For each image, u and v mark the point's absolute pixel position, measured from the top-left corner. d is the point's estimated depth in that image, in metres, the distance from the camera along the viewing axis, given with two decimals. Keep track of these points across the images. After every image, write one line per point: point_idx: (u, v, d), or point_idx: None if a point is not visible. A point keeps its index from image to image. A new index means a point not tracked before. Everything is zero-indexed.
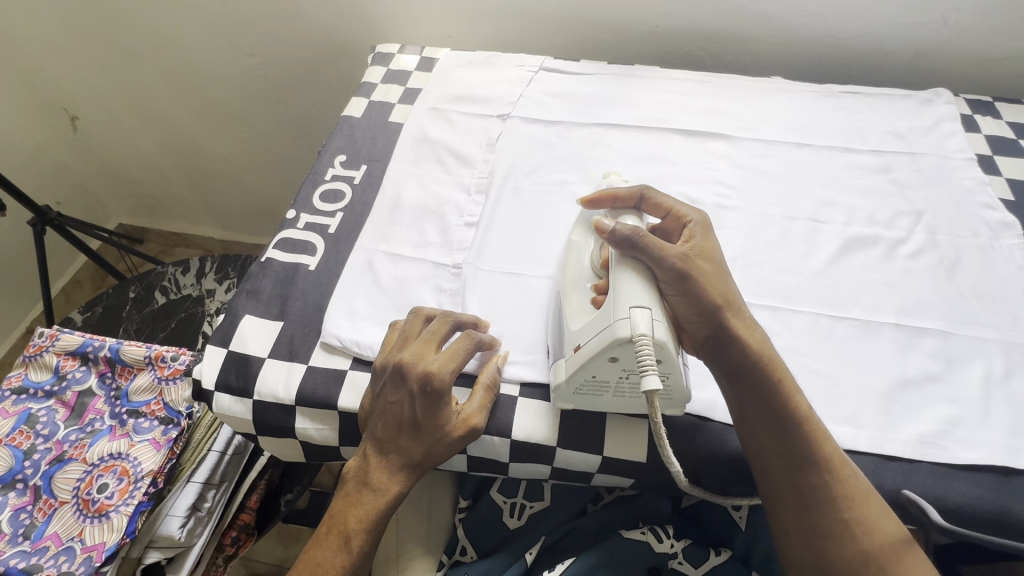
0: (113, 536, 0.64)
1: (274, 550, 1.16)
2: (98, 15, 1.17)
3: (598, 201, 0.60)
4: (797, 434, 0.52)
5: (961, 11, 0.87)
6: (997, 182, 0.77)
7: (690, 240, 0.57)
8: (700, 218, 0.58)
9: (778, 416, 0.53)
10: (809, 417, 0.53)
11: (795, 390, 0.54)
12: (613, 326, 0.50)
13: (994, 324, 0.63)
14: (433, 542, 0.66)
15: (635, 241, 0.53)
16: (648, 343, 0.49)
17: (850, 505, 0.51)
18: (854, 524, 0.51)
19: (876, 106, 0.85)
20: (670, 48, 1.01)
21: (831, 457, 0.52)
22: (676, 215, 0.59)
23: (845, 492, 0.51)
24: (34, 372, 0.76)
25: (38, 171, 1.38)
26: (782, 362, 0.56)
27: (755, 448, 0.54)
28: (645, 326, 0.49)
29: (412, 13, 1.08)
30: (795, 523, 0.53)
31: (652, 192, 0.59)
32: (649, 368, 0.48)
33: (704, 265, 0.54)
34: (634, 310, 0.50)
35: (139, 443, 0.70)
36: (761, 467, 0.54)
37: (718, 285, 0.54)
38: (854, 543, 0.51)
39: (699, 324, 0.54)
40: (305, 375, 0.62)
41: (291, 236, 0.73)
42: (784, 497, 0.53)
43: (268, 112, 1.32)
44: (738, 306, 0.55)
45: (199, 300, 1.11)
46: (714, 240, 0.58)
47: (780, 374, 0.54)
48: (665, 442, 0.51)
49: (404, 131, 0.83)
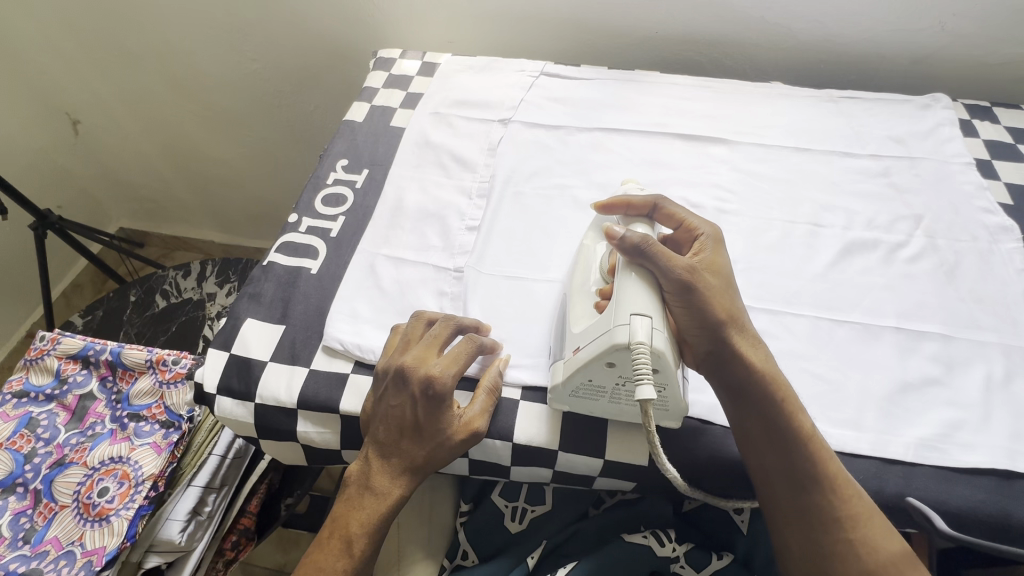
0: (113, 540, 0.63)
1: (273, 555, 1.16)
2: (100, 19, 1.17)
3: (611, 207, 0.61)
4: (800, 450, 0.52)
5: (958, 18, 0.88)
6: (995, 186, 0.77)
7: (699, 253, 0.57)
8: (711, 231, 0.58)
9: (780, 429, 0.53)
10: (812, 429, 0.53)
11: (797, 404, 0.54)
12: (612, 332, 0.51)
13: (994, 327, 0.64)
14: (435, 547, 0.66)
15: (644, 249, 0.53)
16: (644, 351, 0.49)
17: (854, 524, 0.51)
18: (858, 544, 0.51)
19: (875, 110, 0.85)
20: (671, 53, 1.01)
21: (835, 475, 0.52)
22: (689, 227, 0.59)
23: (849, 511, 0.51)
24: (35, 375, 0.77)
25: (39, 174, 1.38)
26: (784, 377, 0.55)
27: (758, 458, 0.54)
28: (643, 334, 0.49)
29: (413, 19, 1.09)
30: (797, 539, 0.53)
31: (667, 202, 0.60)
32: (644, 377, 0.48)
33: (712, 279, 0.54)
34: (634, 318, 0.50)
35: (139, 446, 0.70)
36: (764, 482, 0.54)
37: (725, 300, 0.54)
38: (859, 562, 0.51)
39: (702, 338, 0.54)
40: (306, 379, 0.62)
41: (293, 240, 0.73)
42: (787, 513, 0.53)
43: (269, 117, 1.33)
44: (742, 323, 0.55)
45: (200, 304, 1.11)
46: (724, 255, 0.58)
47: (781, 388, 0.54)
48: (659, 450, 0.51)
49: (404, 135, 0.84)
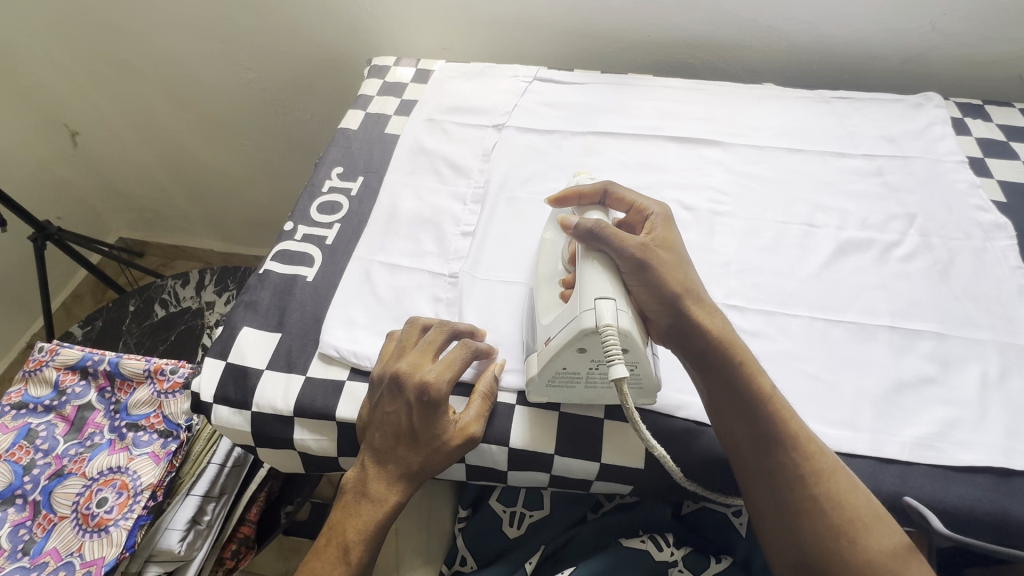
0: (112, 550, 0.64)
1: (274, 564, 1.16)
2: (97, 32, 1.18)
3: (564, 199, 0.62)
4: (764, 415, 0.52)
5: (949, 17, 0.88)
6: (988, 185, 0.77)
7: (651, 232, 0.58)
8: (661, 210, 0.60)
9: (747, 402, 0.53)
10: (774, 397, 0.53)
11: (758, 373, 0.54)
12: (579, 318, 0.52)
13: (988, 325, 0.64)
14: (433, 554, 0.66)
15: (597, 233, 0.54)
16: (613, 333, 0.50)
17: (819, 481, 0.51)
18: (825, 500, 0.50)
19: (867, 110, 0.86)
20: (662, 57, 1.02)
21: (797, 436, 0.52)
22: (639, 208, 0.60)
23: (812, 468, 0.51)
24: (33, 387, 0.77)
25: (38, 186, 1.38)
26: (746, 347, 0.56)
27: (727, 434, 0.54)
28: (610, 316, 0.50)
29: (407, 27, 1.09)
30: (767, 502, 0.52)
31: (616, 187, 0.61)
32: (616, 358, 0.49)
33: (665, 255, 0.55)
34: (599, 302, 0.51)
35: (139, 456, 0.70)
36: (733, 451, 0.54)
37: (679, 274, 0.55)
38: (826, 520, 0.50)
39: (663, 312, 0.54)
40: (303, 387, 0.62)
41: (289, 248, 0.73)
42: (755, 479, 0.53)
43: (265, 124, 1.33)
44: (699, 295, 0.55)
45: (198, 312, 1.11)
46: (675, 232, 0.59)
47: (741, 354, 0.54)
48: (642, 427, 0.51)
49: (399, 142, 0.84)
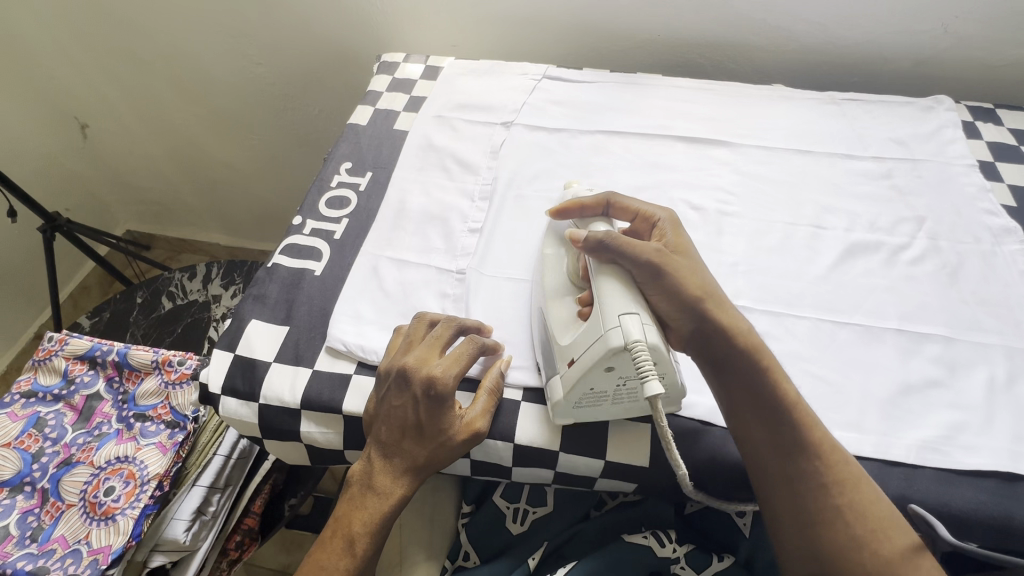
0: (118, 538, 0.64)
1: (276, 556, 1.16)
2: (108, 25, 1.19)
3: (566, 211, 0.62)
4: (789, 421, 0.53)
5: (961, 20, 0.88)
6: (998, 189, 0.77)
7: (662, 238, 0.59)
8: (667, 216, 0.61)
9: (774, 409, 0.53)
10: (797, 403, 0.54)
11: (782, 378, 0.55)
12: (605, 336, 0.51)
13: (996, 329, 0.63)
14: (436, 549, 0.67)
15: (607, 244, 0.55)
16: (643, 348, 0.50)
17: (841, 490, 0.51)
18: (845, 508, 0.50)
19: (876, 112, 0.85)
20: (672, 56, 1.02)
21: (822, 444, 0.52)
22: (645, 215, 0.61)
23: (834, 477, 0.51)
24: (43, 375, 0.78)
25: (48, 177, 1.40)
26: (769, 352, 0.56)
27: (750, 441, 0.54)
28: (637, 332, 0.51)
29: (417, 23, 1.09)
30: (786, 509, 0.52)
31: (619, 197, 0.61)
32: (650, 375, 0.49)
33: (681, 261, 0.56)
34: (624, 318, 0.51)
35: (145, 446, 0.71)
36: (754, 456, 0.54)
37: (696, 279, 0.56)
38: (847, 529, 0.50)
39: (686, 319, 0.55)
40: (311, 380, 0.62)
41: (296, 242, 0.74)
42: (771, 483, 0.53)
43: (273, 119, 1.34)
44: (717, 297, 0.56)
45: (205, 305, 1.12)
46: (686, 236, 0.60)
47: (765, 359, 0.55)
48: (671, 444, 0.53)
49: (407, 139, 0.84)
